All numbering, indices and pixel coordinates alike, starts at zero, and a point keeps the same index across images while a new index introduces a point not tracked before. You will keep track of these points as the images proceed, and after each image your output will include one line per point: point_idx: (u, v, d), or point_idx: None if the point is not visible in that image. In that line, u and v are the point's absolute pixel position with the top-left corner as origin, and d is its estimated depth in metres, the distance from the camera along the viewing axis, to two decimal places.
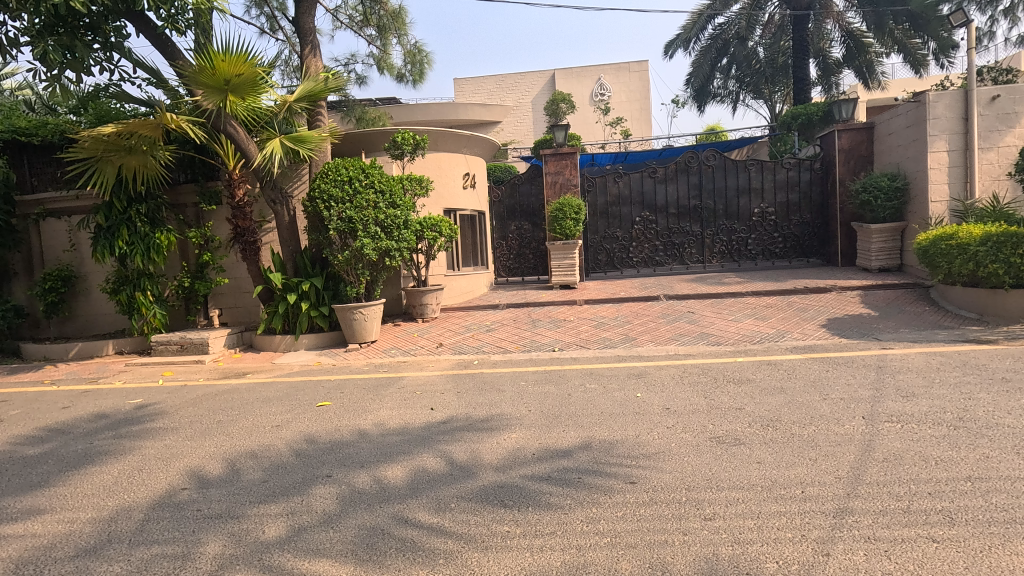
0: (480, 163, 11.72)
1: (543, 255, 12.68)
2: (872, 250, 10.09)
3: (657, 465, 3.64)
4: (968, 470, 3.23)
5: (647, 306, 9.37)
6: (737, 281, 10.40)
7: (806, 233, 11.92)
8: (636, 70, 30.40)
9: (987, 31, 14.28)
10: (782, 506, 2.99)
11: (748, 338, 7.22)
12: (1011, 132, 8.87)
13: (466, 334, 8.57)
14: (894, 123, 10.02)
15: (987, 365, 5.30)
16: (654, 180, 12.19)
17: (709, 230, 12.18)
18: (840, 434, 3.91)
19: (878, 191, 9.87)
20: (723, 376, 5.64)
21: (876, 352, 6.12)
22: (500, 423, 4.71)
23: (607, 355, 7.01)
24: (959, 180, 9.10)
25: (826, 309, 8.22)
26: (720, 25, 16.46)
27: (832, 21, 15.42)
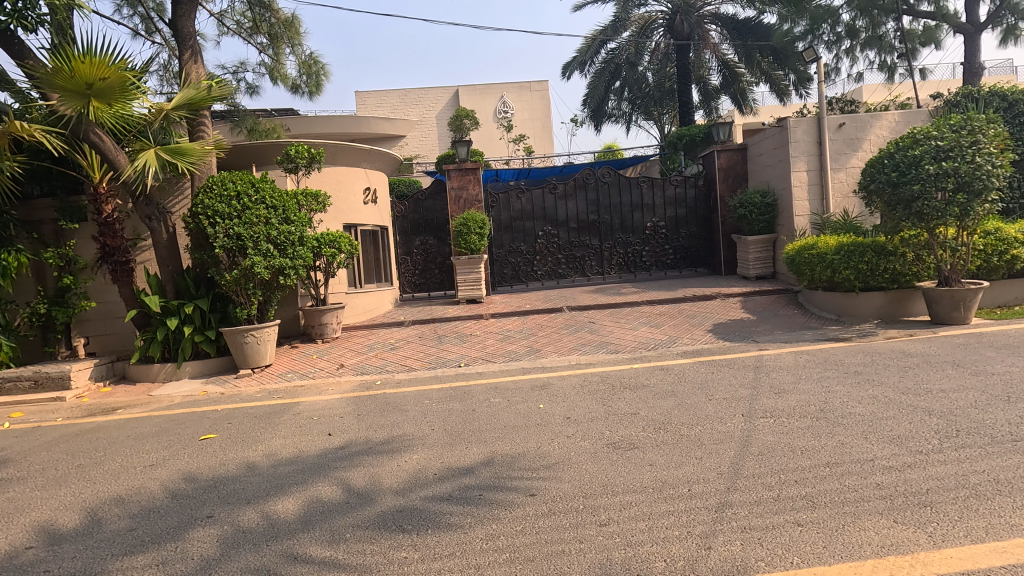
0: (381, 177, 11.47)
1: (449, 269, 12.63)
2: (750, 260, 11.07)
3: (556, 476, 3.70)
4: (827, 456, 3.59)
5: (551, 317, 9.61)
6: (634, 291, 10.95)
7: (693, 245, 12.78)
8: (537, 89, 31.36)
9: (834, 67, 16.29)
10: (670, 505, 3.15)
11: (644, 345, 7.61)
12: (855, 155, 10.14)
13: (370, 354, 8.29)
14: (763, 145, 11.14)
15: (843, 361, 5.97)
16: (555, 196, 12.64)
17: (607, 244, 12.77)
18: (723, 432, 4.21)
19: (752, 207, 10.88)
20: (620, 383, 5.89)
21: (754, 353, 6.69)
22: (401, 445, 4.58)
23: (512, 368, 7.07)
24: (817, 197, 10.25)
25: (712, 315, 8.89)
26: (612, 49, 17.46)
27: (709, 52, 16.93)
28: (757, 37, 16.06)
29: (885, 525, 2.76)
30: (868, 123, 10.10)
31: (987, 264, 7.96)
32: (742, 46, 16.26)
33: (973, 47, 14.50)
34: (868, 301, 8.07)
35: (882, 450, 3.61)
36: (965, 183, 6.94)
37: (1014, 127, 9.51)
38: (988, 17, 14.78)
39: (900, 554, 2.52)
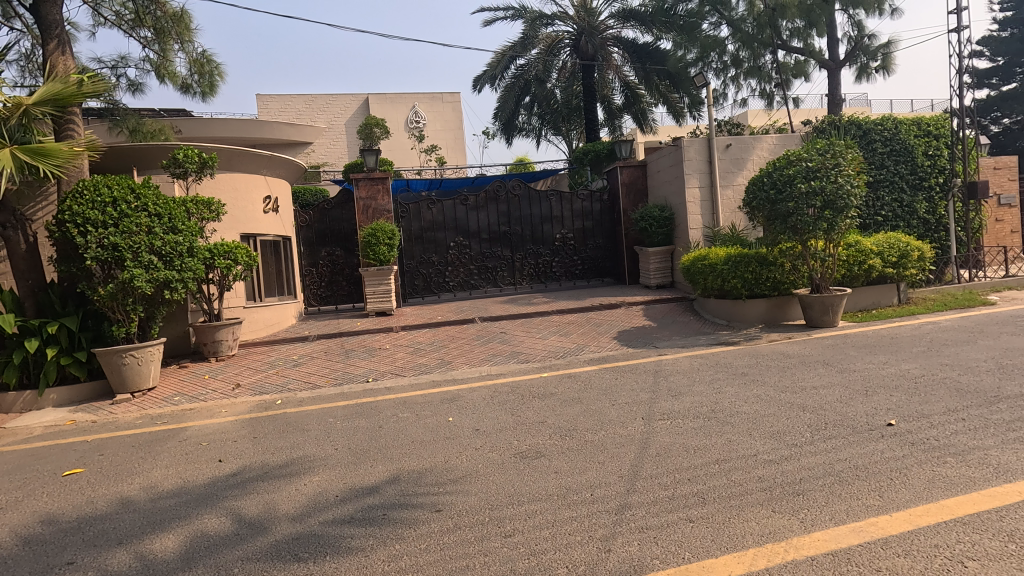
0: (283, 185, 10.92)
1: (358, 281, 12.23)
2: (651, 270, 11.70)
3: (463, 489, 3.66)
4: (717, 454, 3.84)
5: (463, 329, 9.58)
6: (545, 301, 11.20)
7: (600, 256, 13.25)
8: (449, 100, 31.35)
9: (721, 92, 17.76)
10: (574, 510, 3.22)
11: (553, 354, 7.79)
12: (740, 174, 11.07)
13: (269, 372, 7.80)
14: (661, 162, 11.86)
15: (733, 363, 6.45)
16: (467, 207, 12.73)
17: (519, 255, 12.97)
18: (625, 435, 4.38)
19: (652, 220, 11.54)
20: (529, 392, 5.96)
21: (654, 358, 7.05)
22: (300, 468, 4.32)
23: (422, 381, 6.94)
24: (709, 212, 11.05)
25: (616, 323, 9.27)
26: (521, 65, 17.94)
27: (612, 73, 17.83)
28: (654, 61, 17.20)
29: (765, 514, 2.98)
30: (751, 145, 11.07)
31: (850, 273, 8.95)
32: (642, 69, 17.30)
33: (835, 80, 16.38)
34: (753, 307, 8.78)
35: (764, 446, 3.91)
36: (830, 201, 7.79)
37: (868, 153, 10.80)
38: (845, 56, 16.84)
39: (776, 540, 2.73)
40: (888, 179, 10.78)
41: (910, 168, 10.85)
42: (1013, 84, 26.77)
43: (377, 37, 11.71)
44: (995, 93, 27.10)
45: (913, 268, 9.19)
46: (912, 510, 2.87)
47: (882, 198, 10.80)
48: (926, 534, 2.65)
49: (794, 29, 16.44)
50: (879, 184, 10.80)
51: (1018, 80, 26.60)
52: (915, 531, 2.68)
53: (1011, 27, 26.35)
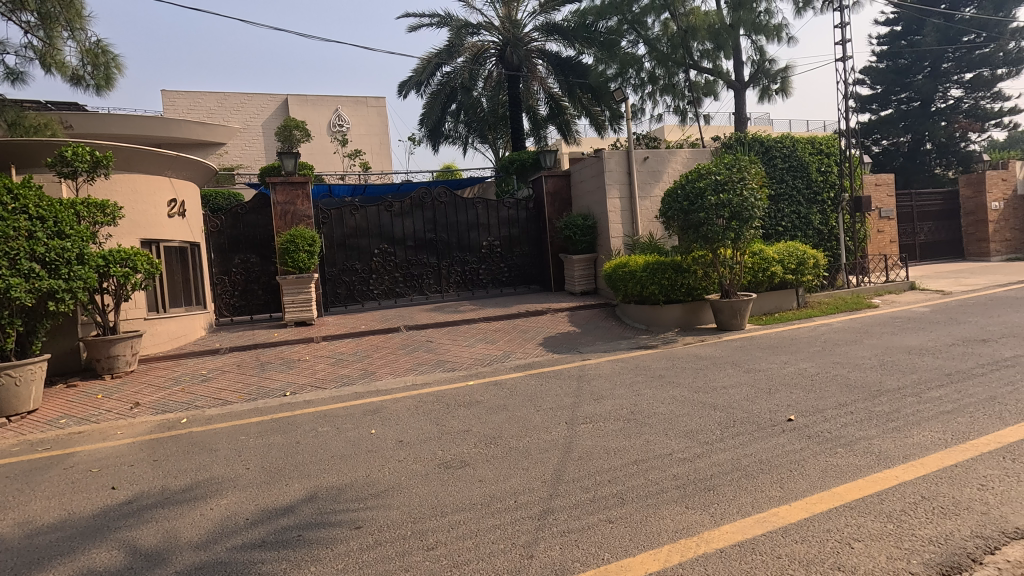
0: (191, 188, 10.23)
1: (275, 290, 11.63)
2: (576, 277, 12.00)
3: (385, 503, 3.55)
4: (636, 454, 3.98)
5: (387, 338, 9.35)
6: (472, 309, 11.17)
7: (526, 263, 13.42)
8: (374, 105, 30.69)
9: (639, 107, 18.61)
10: (498, 519, 3.21)
11: (479, 361, 7.77)
12: (657, 185, 11.62)
13: (173, 388, 7.22)
14: (583, 173, 12.22)
15: (651, 366, 6.72)
16: (391, 214, 12.54)
17: (445, 262, 12.87)
18: (548, 441, 4.43)
19: (575, 229, 11.87)
20: (454, 401, 5.90)
21: (578, 363, 7.20)
22: (207, 491, 4.02)
23: (344, 393, 6.68)
24: (628, 221, 11.51)
25: (542, 330, 9.41)
26: (447, 73, 17.90)
27: (537, 84, 18.20)
28: (577, 75, 17.74)
29: (680, 511, 3.11)
30: (666, 158, 11.65)
31: (755, 278, 9.62)
32: (565, 82, 17.80)
33: (741, 100, 17.64)
34: (670, 312, 9.22)
35: (678, 444, 4.09)
36: (737, 212, 8.34)
37: (769, 168, 11.69)
38: (749, 77, 18.15)
39: (688, 536, 2.86)
40: (786, 193, 11.73)
41: (806, 183, 11.86)
42: (889, 110, 29.97)
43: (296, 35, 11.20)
44: (875, 117, 30.21)
45: (809, 274, 10.02)
46: (809, 499, 3.10)
47: (781, 210, 11.72)
48: (820, 520, 2.87)
49: (704, 51, 17.50)
50: (779, 197, 11.72)
51: (894, 107, 29.85)
52: (811, 518, 2.90)
53: (887, 59, 29.50)
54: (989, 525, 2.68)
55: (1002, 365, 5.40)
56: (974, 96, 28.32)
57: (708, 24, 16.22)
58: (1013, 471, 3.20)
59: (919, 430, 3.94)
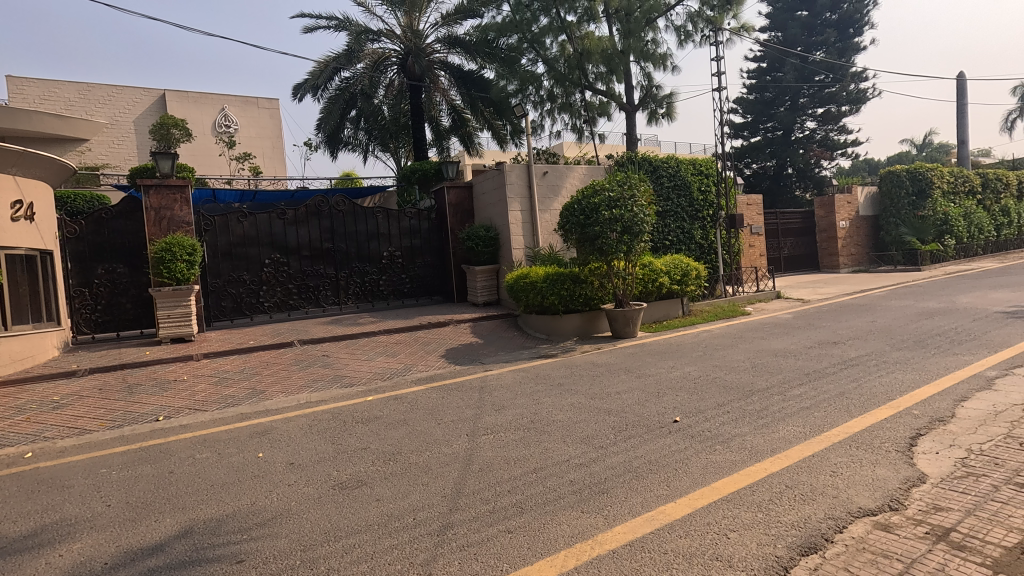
0: (42, 188, 9.01)
1: (147, 304, 10.51)
2: (478, 288, 12.07)
3: (272, 532, 3.31)
4: (535, 463, 4.04)
5: (279, 353, 8.78)
6: (372, 321, 10.81)
7: (428, 274, 13.26)
8: (266, 107, 28.96)
9: (538, 124, 19.22)
10: (395, 538, 3.11)
11: (379, 375, 7.52)
12: (555, 200, 12.04)
13: (16, 418, 6.24)
14: (485, 185, 12.36)
15: (551, 375, 6.89)
16: (284, 222, 11.86)
17: (343, 273, 12.37)
18: (449, 454, 4.38)
19: (477, 240, 12.00)
20: (351, 418, 5.65)
21: (480, 374, 7.21)
22: (55, 535, 3.49)
23: (229, 414, 6.16)
24: (529, 233, 11.79)
25: (444, 341, 9.32)
26: (346, 79, 17.38)
27: (439, 95, 18.43)
28: (478, 89, 17.98)
29: (575, 516, 3.20)
30: (564, 173, 12.11)
31: (646, 289, 10.25)
32: (467, 95, 18.10)
33: (632, 121, 18.76)
34: (569, 321, 9.54)
35: (575, 450, 4.22)
36: (628, 226, 8.82)
37: (657, 187, 12.54)
38: (639, 101, 19.42)
39: (583, 539, 2.94)
40: (672, 210, 12.64)
41: (688, 201, 12.88)
42: (758, 137, 33.44)
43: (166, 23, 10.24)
44: (746, 142, 33.56)
45: (693, 285, 10.85)
46: (691, 495, 3.32)
47: (668, 225, 12.61)
48: (701, 514, 3.08)
49: (598, 74, 18.35)
50: (666, 213, 12.60)
51: (762, 134, 33.32)
52: (693, 513, 3.10)
53: (756, 91, 32.90)
54: (840, 507, 3.03)
55: (848, 364, 6.18)
56: (825, 129, 32.23)
57: (602, 49, 16.98)
58: (856, 457, 3.67)
59: (784, 425, 4.38)
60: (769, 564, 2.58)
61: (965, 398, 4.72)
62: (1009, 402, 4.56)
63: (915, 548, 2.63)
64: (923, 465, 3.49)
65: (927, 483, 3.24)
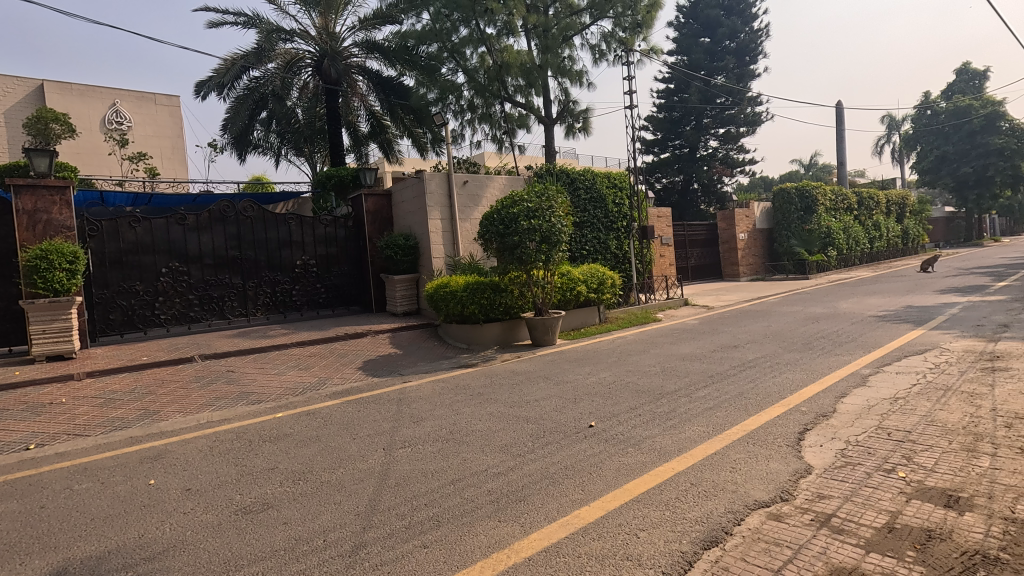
0: None
1: (19, 318, 9.34)
2: (397, 298, 11.82)
3: (163, 567, 3.02)
4: (453, 474, 3.99)
5: (176, 370, 8.10)
6: (283, 333, 10.27)
7: (345, 284, 12.79)
8: (164, 103, 26.84)
9: (459, 133, 19.19)
10: (303, 563, 2.94)
11: (290, 391, 7.14)
12: (476, 209, 12.07)
13: None
14: (405, 193, 12.17)
15: (471, 384, 6.85)
16: (184, 228, 11.02)
17: (251, 283, 11.66)
18: (364, 470, 4.23)
19: (397, 249, 11.79)
20: (258, 436, 5.31)
21: (398, 386, 7.03)
22: None
23: (116, 439, 5.59)
24: (450, 242, 11.73)
25: (362, 353, 9.03)
26: (256, 78, 16.44)
27: (357, 100, 18.04)
28: (398, 95, 17.67)
29: (493, 525, 3.19)
30: (484, 183, 12.19)
31: (564, 297, 10.50)
32: (385, 101, 17.69)
33: (550, 134, 19.31)
34: (489, 330, 9.57)
35: (493, 459, 4.22)
36: (546, 236, 9.00)
37: (575, 198, 12.94)
38: (556, 115, 19.97)
39: (499, 548, 2.94)
40: (589, 221, 13.09)
41: (604, 213, 13.38)
42: (667, 153, 35.43)
43: (99, 23, 10.28)
44: (657, 158, 35.49)
45: (608, 293, 11.26)
46: (604, 497, 3.42)
47: (585, 235, 13.03)
48: (612, 516, 3.17)
49: (517, 87, 18.78)
50: (583, 224, 13.03)
51: (670, 151, 35.30)
52: (606, 515, 3.19)
53: (664, 111, 34.82)
54: (738, 500, 3.24)
55: (747, 366, 6.65)
56: (726, 148, 34.70)
57: (521, 63, 17.27)
58: (753, 452, 3.95)
59: (691, 425, 4.63)
60: (674, 560, 2.69)
61: (844, 395, 5.23)
62: (880, 397, 5.10)
63: (802, 535, 2.86)
64: (810, 457, 3.81)
65: (812, 474, 3.54)
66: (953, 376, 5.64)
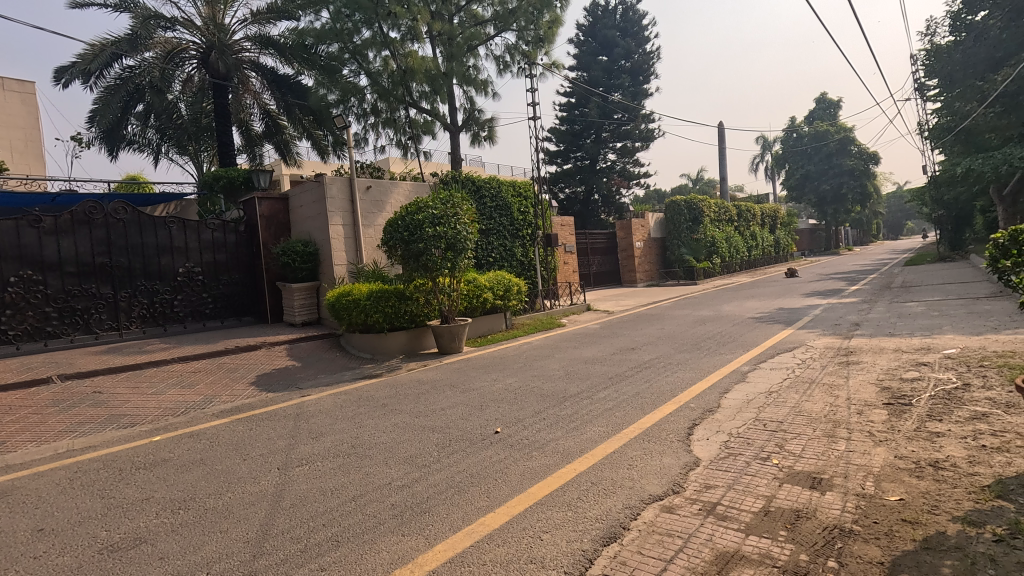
0: None
1: None
2: (295, 306, 11.20)
3: None
4: (354, 490, 3.84)
5: (29, 394, 7.08)
6: (163, 347, 9.34)
7: (236, 293, 11.93)
8: (15, 90, 23.55)
9: (362, 137, 18.68)
10: None
11: (170, 411, 6.50)
12: (379, 215, 11.77)
13: None
14: (303, 198, 11.62)
15: (374, 396, 6.63)
16: (40, 231, 9.71)
17: (125, 293, 10.50)
18: (256, 492, 3.94)
19: (294, 255, 11.20)
20: (131, 464, 4.77)
21: (296, 401, 6.64)
22: None
23: None
24: (352, 248, 11.33)
25: (255, 367, 8.44)
26: (130, 67, 15.00)
27: (250, 97, 16.84)
28: (295, 95, 16.84)
29: (395, 540, 3.10)
30: (388, 189, 11.93)
31: (471, 304, 10.50)
32: (281, 100, 16.76)
33: (455, 142, 19.25)
34: (394, 339, 9.34)
35: (397, 472, 4.10)
36: (452, 243, 8.95)
37: (481, 206, 13.00)
38: (462, 122, 20.00)
39: (404, 563, 2.86)
40: (495, 228, 13.21)
41: (510, 220, 13.58)
42: (570, 164, 36.74)
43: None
44: (560, 169, 36.71)
45: (514, 299, 11.42)
46: (509, 503, 3.44)
47: (491, 243, 13.12)
48: (517, 521, 3.20)
49: (422, 93, 18.59)
50: (489, 232, 13.12)
51: (572, 162, 36.66)
52: (510, 520, 3.21)
53: (566, 123, 36.10)
54: (634, 496, 3.40)
55: (642, 367, 7.03)
56: (623, 161, 36.64)
57: (425, 69, 17.07)
58: (648, 449, 4.17)
59: (592, 427, 4.80)
60: (575, 560, 2.76)
61: (727, 390, 5.69)
62: (757, 391, 5.60)
63: (691, 525, 3.05)
64: (698, 450, 4.10)
65: (700, 466, 3.81)
66: (816, 370, 6.33)
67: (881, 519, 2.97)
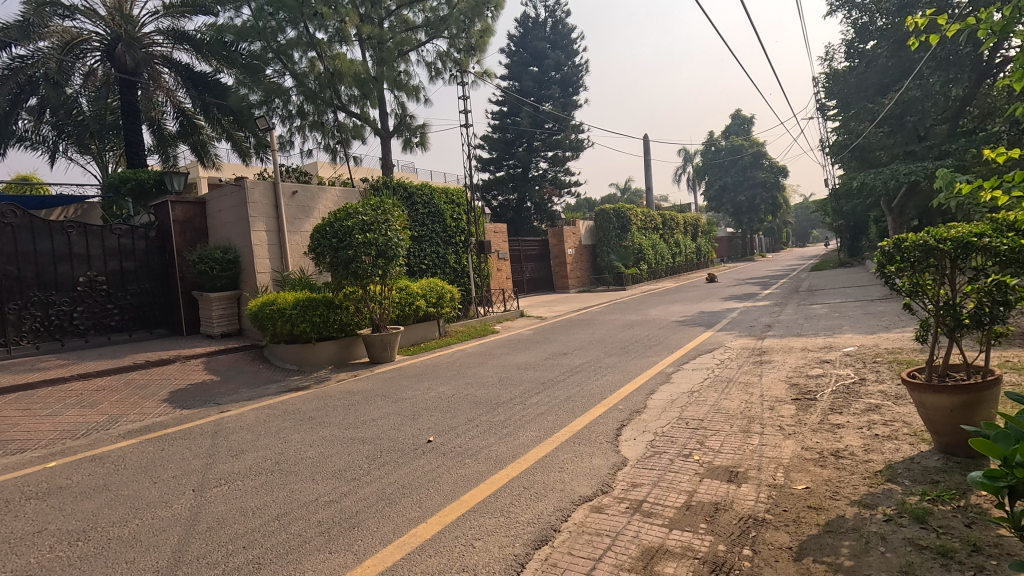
0: None
1: None
2: (213, 317, 10.55)
3: None
4: (279, 508, 3.66)
5: None
6: (60, 364, 8.51)
7: (146, 303, 11.08)
8: None
9: (288, 139, 18.04)
10: None
11: (68, 434, 5.92)
12: (306, 221, 11.34)
13: None
14: (222, 202, 11.00)
15: (300, 409, 6.36)
16: None
17: (14, 305, 9.48)
18: (168, 517, 3.67)
19: (212, 262, 10.57)
20: (20, 494, 4.30)
21: (214, 417, 6.25)
22: None
23: None
24: (276, 255, 10.86)
25: (167, 382, 7.86)
26: (21, 57, 13.63)
27: (162, 95, 15.69)
28: (213, 94, 16.00)
29: (322, 558, 2.99)
30: (315, 194, 11.54)
31: (403, 312, 10.33)
32: (198, 98, 15.94)
33: (386, 147, 18.94)
34: (322, 350, 9.00)
35: (325, 487, 3.96)
36: (383, 250, 8.78)
37: (412, 212, 12.83)
38: (393, 128, 19.73)
39: None
40: (427, 234, 13.08)
41: (442, 227, 13.51)
42: (502, 172, 37.07)
43: None
44: (492, 176, 36.96)
45: (447, 306, 11.34)
46: (440, 513, 3.41)
47: (423, 249, 12.98)
48: (449, 530, 3.17)
49: (351, 96, 18.28)
50: (421, 238, 12.98)
51: (505, 169, 37.01)
52: (442, 530, 3.18)
53: (498, 131, 36.46)
54: (565, 498, 3.47)
55: (573, 372, 7.18)
56: (555, 170, 37.42)
57: (354, 72, 16.56)
58: (579, 451, 4.26)
59: (524, 432, 4.84)
60: (508, 565, 2.78)
61: (653, 392, 5.91)
62: (680, 392, 5.86)
63: (619, 523, 3.15)
64: (625, 450, 4.23)
65: (627, 465, 3.93)
66: (734, 370, 6.72)
67: (789, 507, 3.19)
